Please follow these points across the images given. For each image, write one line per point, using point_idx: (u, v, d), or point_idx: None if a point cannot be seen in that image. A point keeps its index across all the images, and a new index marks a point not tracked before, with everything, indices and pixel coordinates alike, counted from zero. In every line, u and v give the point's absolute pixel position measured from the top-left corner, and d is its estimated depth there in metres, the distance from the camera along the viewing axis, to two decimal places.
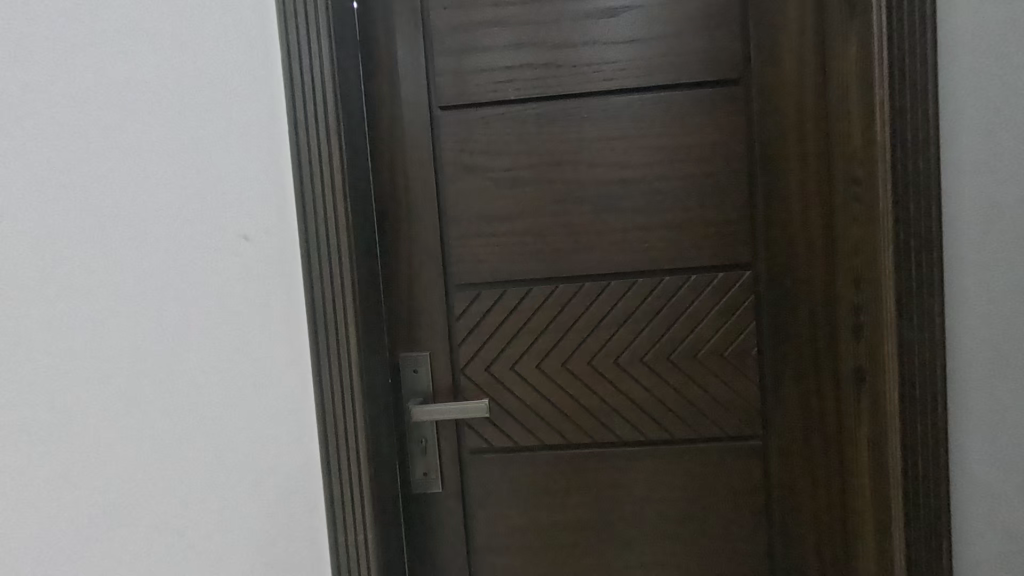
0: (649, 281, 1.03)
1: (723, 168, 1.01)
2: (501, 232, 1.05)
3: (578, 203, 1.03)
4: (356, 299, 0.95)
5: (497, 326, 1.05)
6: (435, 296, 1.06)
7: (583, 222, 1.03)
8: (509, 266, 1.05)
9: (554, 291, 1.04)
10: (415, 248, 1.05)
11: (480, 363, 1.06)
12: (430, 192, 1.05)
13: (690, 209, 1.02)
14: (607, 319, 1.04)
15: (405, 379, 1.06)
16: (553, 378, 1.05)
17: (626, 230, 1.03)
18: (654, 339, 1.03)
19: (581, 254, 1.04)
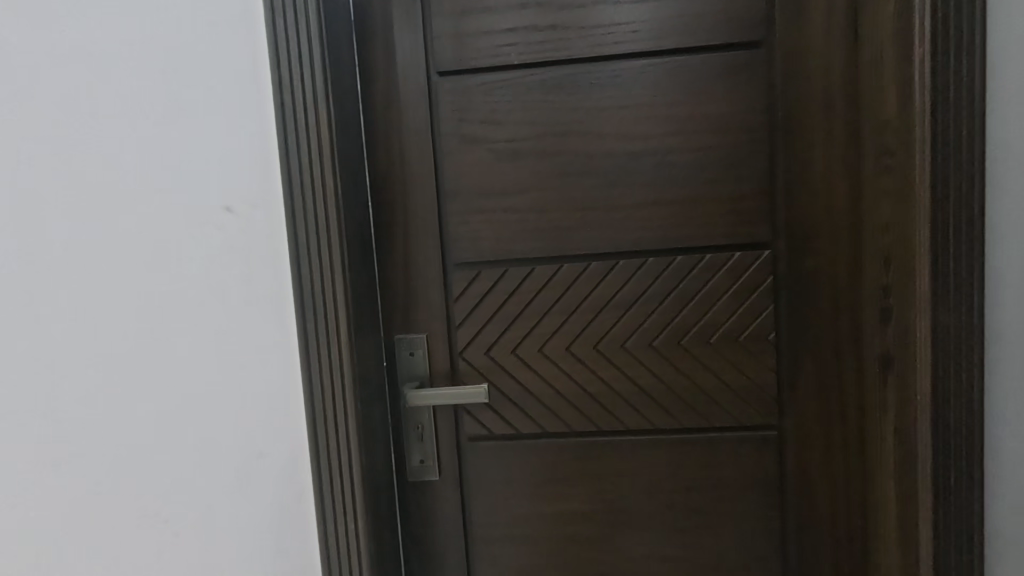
0: (660, 261, 0.96)
1: (742, 139, 0.94)
2: (503, 208, 0.99)
3: (584, 176, 0.97)
4: (346, 286, 0.86)
5: (498, 308, 1.00)
6: (433, 275, 1.00)
7: (591, 197, 0.97)
8: (511, 244, 0.99)
9: (558, 271, 0.98)
10: (410, 224, 0.99)
11: (479, 346, 1.00)
12: (427, 164, 0.98)
13: (705, 183, 0.95)
14: (613, 302, 0.97)
15: (401, 363, 1.01)
16: (556, 364, 0.99)
17: (637, 205, 0.96)
18: (664, 324, 0.97)
19: (587, 232, 0.97)
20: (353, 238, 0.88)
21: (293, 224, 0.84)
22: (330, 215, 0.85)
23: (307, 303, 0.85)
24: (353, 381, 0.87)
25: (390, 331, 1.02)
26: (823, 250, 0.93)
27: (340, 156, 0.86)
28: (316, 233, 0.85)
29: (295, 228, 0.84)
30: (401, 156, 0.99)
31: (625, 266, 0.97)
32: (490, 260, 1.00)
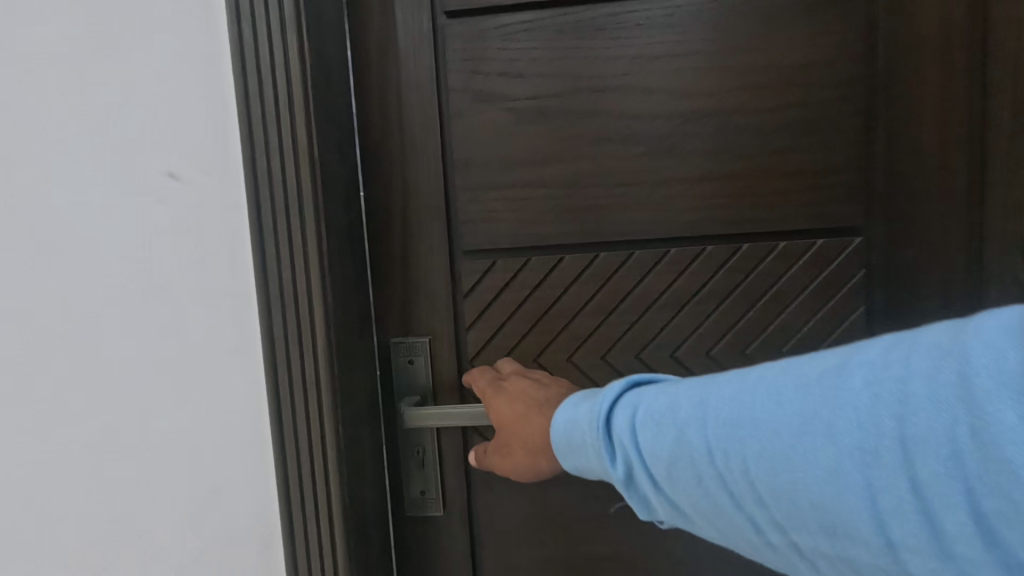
0: (722, 249, 0.77)
1: (828, 96, 0.74)
2: (526, 182, 0.79)
3: (628, 143, 0.77)
4: (326, 280, 0.67)
5: (518, 306, 0.81)
6: (439, 265, 0.81)
7: (636, 168, 0.78)
8: (535, 227, 0.80)
9: (593, 261, 0.79)
10: (411, 201, 0.80)
11: (494, 353, 0.82)
12: (432, 129, 0.79)
13: (780, 152, 0.75)
14: (662, 300, 0.79)
15: (397, 373, 0.83)
16: (589, 375, 0.81)
17: (694, 180, 0.77)
18: (725, 328, 0.78)
19: (631, 213, 0.78)
20: (339, 218, 0.69)
21: (258, 200, 0.65)
22: (305, 190, 0.65)
23: (279, 300, 0.66)
24: (334, 401, 0.68)
25: (386, 333, 0.83)
26: (933, 237, 0.74)
27: (321, 113, 0.66)
28: (286, 211, 0.65)
29: (260, 205, 0.65)
30: (400, 117, 0.80)
31: (678, 256, 0.78)
32: (509, 247, 0.81)
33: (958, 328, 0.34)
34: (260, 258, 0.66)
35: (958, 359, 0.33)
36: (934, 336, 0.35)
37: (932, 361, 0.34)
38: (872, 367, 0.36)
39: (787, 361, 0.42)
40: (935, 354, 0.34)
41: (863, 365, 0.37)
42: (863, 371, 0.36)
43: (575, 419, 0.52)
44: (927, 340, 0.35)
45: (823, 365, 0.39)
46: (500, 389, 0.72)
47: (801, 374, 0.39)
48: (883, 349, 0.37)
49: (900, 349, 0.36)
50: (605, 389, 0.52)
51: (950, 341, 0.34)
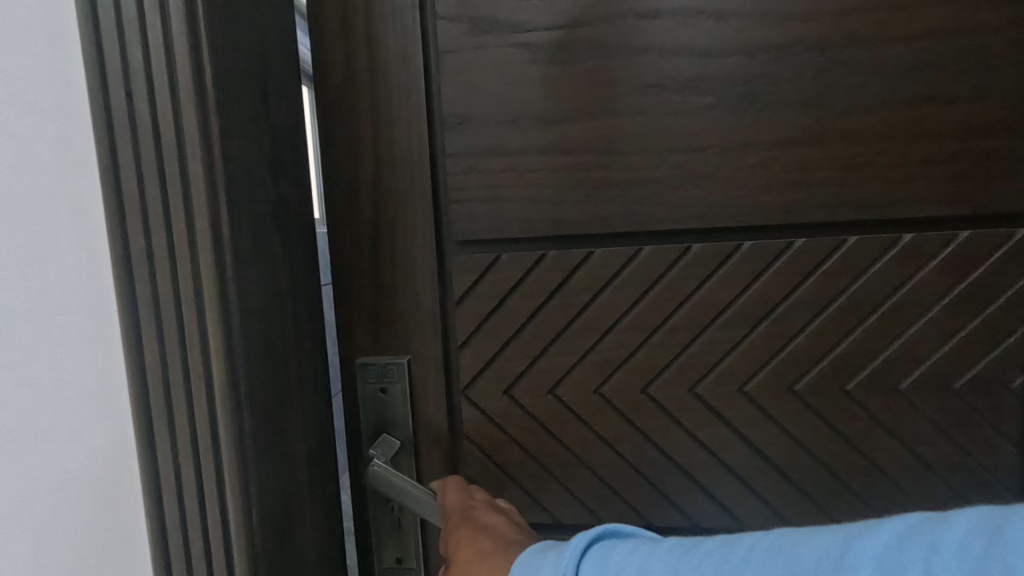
0: (819, 244, 0.55)
1: (985, 25, 0.51)
2: (543, 147, 0.57)
3: (689, 92, 0.55)
4: (225, 300, 0.44)
5: (528, 319, 0.59)
6: (421, 263, 0.59)
7: (699, 128, 0.55)
8: (554, 210, 0.58)
9: (634, 259, 0.58)
10: (383, 171, 0.58)
11: (495, 381, 0.61)
12: (412, 74, 0.57)
13: (909, 107, 0.52)
14: (729, 315, 0.57)
15: (365, 404, 0.61)
16: (623, 414, 0.60)
17: (784, 144, 0.54)
18: (817, 354, 0.56)
19: (691, 191, 0.56)
20: (256, 200, 0.47)
21: (118, 173, 0.42)
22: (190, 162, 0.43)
23: (155, 325, 0.44)
24: (242, 476, 0.46)
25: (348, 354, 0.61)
26: None
27: (224, 43, 0.44)
28: (164, 192, 0.43)
29: (122, 182, 0.43)
30: (368, 54, 0.57)
31: (755, 252, 0.56)
32: (518, 238, 0.59)
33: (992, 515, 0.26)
34: (120, 256, 0.43)
35: (992, 561, 0.24)
36: (959, 524, 0.27)
37: (962, 556, 0.25)
38: (875, 555, 0.27)
39: (780, 536, 0.32)
40: (957, 543, 0.26)
41: (866, 552, 0.28)
42: (865, 561, 0.28)
43: (541, 565, 0.42)
44: (956, 526, 0.27)
45: (821, 544, 0.30)
46: (466, 521, 0.53)
47: (797, 552, 0.30)
48: (902, 530, 0.28)
49: (914, 535, 0.27)
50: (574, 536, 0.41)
51: (982, 531, 0.25)
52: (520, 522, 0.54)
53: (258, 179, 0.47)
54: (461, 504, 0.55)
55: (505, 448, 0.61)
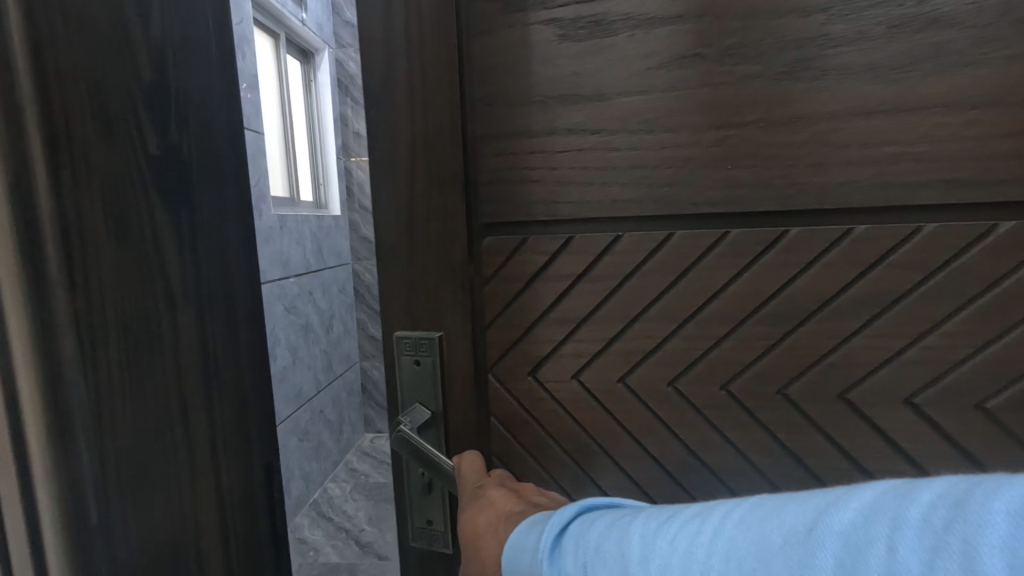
0: (885, 231, 0.47)
1: None
2: (573, 127, 0.55)
3: (732, 61, 0.49)
4: (48, 320, 0.23)
5: (554, 302, 0.59)
6: (450, 244, 0.58)
7: (744, 100, 0.49)
8: (582, 192, 0.56)
9: (663, 245, 0.54)
10: (417, 148, 0.57)
11: (520, 361, 0.61)
12: (438, 53, 0.55)
13: (1015, 67, 0.43)
14: (769, 310, 0.51)
15: (402, 374, 0.61)
16: (648, 406, 0.57)
17: (847, 115, 0.47)
18: (875, 359, 0.49)
19: (733, 171, 0.51)
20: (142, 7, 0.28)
21: None
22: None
23: None
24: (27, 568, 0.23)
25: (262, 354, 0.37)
26: None
27: None
28: None
29: None
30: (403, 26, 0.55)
31: (805, 239, 0.49)
32: (544, 221, 0.58)
33: (957, 487, 0.22)
34: None
35: (953, 537, 0.20)
36: (926, 495, 0.22)
37: (925, 532, 0.21)
38: (841, 533, 0.23)
39: (756, 508, 0.28)
40: (920, 518, 0.21)
41: (832, 528, 0.24)
42: (831, 538, 0.23)
43: (528, 538, 0.39)
44: (920, 499, 0.22)
45: (788, 516, 0.26)
46: (475, 498, 0.52)
47: (764, 529, 0.26)
48: (868, 505, 0.24)
49: (880, 510, 0.23)
50: (560, 509, 0.38)
51: (946, 503, 0.21)
52: (526, 493, 0.52)
53: (95, 94, 0.25)
54: (470, 483, 0.55)
55: (528, 430, 0.62)
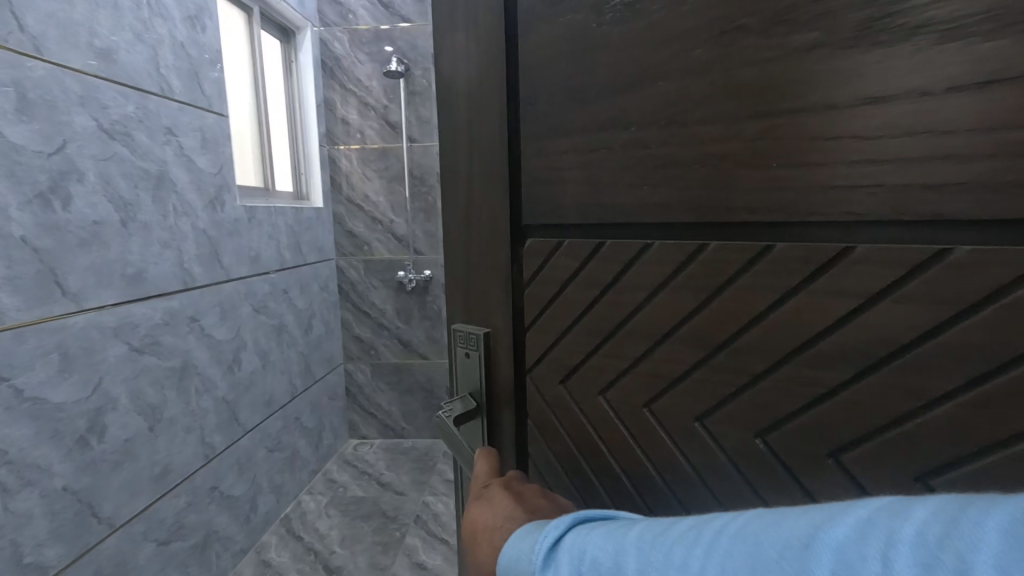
0: (1009, 255, 0.23)
1: None
2: (594, 127, 0.36)
3: (781, 30, 0.27)
4: None
5: (586, 309, 0.40)
6: (496, 236, 0.44)
7: (807, 81, 0.27)
8: (608, 187, 0.36)
9: (695, 257, 0.33)
10: (459, 115, 0.45)
11: (554, 366, 0.43)
12: (486, 39, 0.41)
13: None
14: (817, 349, 0.29)
15: (457, 365, 0.51)
16: (677, 444, 0.36)
17: (1017, 96, 0.22)
18: (976, 441, 0.24)
19: (784, 174, 0.28)
20: None
21: None
22: None
23: None
24: None
25: None
26: None
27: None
28: None
29: None
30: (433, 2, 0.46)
31: (880, 256, 0.26)
32: (578, 224, 0.39)
33: (952, 500, 0.15)
34: None
35: (945, 554, 0.14)
36: (922, 507, 0.15)
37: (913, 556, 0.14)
38: (834, 551, 0.16)
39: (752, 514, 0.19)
40: (911, 536, 0.15)
41: (827, 546, 0.16)
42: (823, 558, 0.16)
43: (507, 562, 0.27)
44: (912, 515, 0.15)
45: (775, 531, 0.18)
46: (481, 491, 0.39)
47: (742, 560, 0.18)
48: (860, 519, 0.16)
49: (875, 526, 0.16)
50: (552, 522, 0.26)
51: (941, 519, 0.14)
52: (530, 500, 0.37)
53: None
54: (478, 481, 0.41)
55: (559, 441, 0.44)
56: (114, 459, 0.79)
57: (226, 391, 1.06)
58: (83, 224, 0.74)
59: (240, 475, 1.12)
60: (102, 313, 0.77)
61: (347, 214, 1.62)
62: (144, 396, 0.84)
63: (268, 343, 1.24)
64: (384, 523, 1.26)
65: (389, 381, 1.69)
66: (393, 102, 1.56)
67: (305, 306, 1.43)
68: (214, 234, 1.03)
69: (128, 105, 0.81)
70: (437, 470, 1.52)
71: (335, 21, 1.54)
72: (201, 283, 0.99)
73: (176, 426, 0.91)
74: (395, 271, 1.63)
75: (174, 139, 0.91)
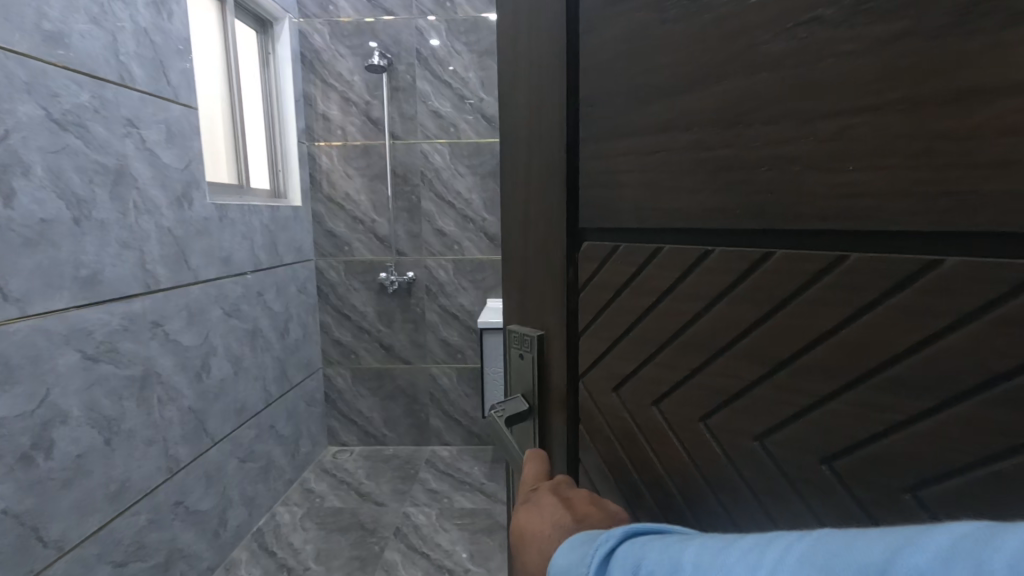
0: None
1: None
2: (649, 129, 0.30)
3: (848, 20, 0.22)
4: None
5: (639, 317, 0.34)
6: (549, 242, 0.39)
7: (884, 72, 0.21)
8: (668, 182, 0.30)
9: (753, 272, 0.26)
10: (521, 101, 0.40)
11: (608, 373, 0.37)
12: (548, 24, 0.37)
13: None
14: (893, 372, 0.22)
15: (512, 366, 0.46)
16: (735, 463, 0.28)
17: None
18: None
19: (864, 181, 0.22)
20: None
21: None
22: None
23: None
24: None
25: None
26: None
27: None
28: None
29: None
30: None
31: (972, 274, 0.20)
32: (635, 230, 0.33)
33: None
34: None
35: None
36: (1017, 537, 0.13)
37: None
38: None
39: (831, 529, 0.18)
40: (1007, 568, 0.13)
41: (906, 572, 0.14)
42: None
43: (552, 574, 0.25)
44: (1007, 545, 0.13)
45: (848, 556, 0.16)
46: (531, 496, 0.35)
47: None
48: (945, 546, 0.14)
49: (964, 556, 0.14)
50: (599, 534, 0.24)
51: None
52: (580, 508, 0.31)
53: None
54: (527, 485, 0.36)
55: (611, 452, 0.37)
56: (64, 476, 0.73)
57: (192, 401, 1.00)
58: (28, 223, 0.68)
59: (208, 488, 1.06)
60: (49, 320, 0.71)
61: (327, 213, 1.56)
62: (98, 408, 0.78)
63: (241, 348, 1.18)
64: (362, 537, 1.21)
65: (370, 386, 1.64)
66: (376, 97, 1.51)
67: (281, 309, 1.37)
68: (181, 233, 0.97)
69: (82, 95, 0.76)
70: (419, 479, 1.47)
71: (315, 12, 1.48)
72: (165, 286, 0.92)
73: (136, 438, 0.85)
74: (377, 273, 1.58)
75: (136, 132, 0.85)
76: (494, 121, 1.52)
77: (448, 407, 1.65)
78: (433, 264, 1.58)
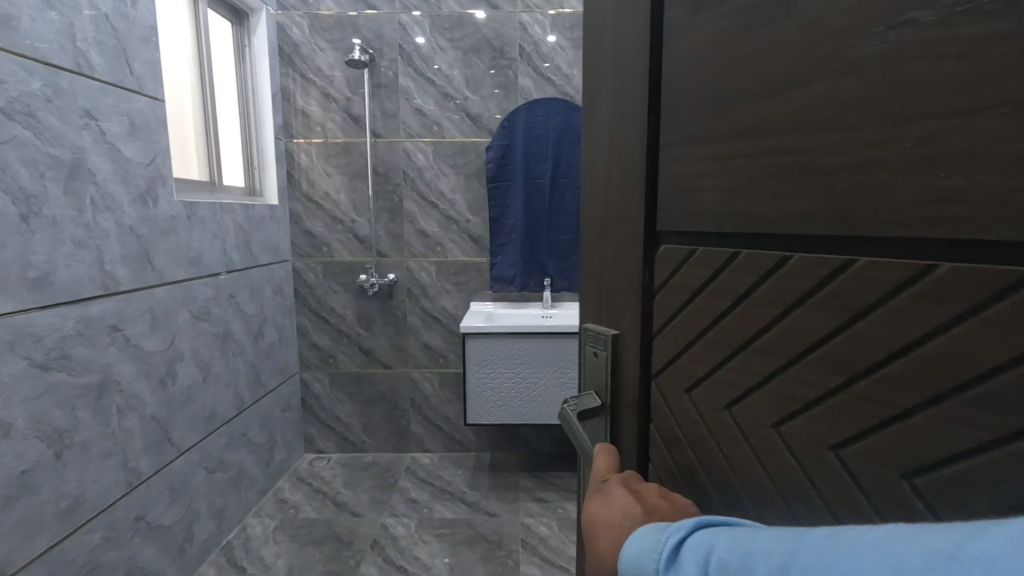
0: None
1: None
2: (727, 125, 0.27)
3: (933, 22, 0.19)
4: None
5: (715, 319, 0.30)
6: (626, 244, 0.36)
7: (982, 71, 0.17)
8: (750, 176, 0.26)
9: (837, 275, 0.23)
10: (604, 95, 0.37)
11: (681, 377, 0.33)
12: (630, 12, 0.34)
13: None
14: (990, 390, 0.18)
15: (586, 365, 0.43)
16: (806, 469, 0.25)
17: None
18: None
19: (955, 188, 0.18)
20: None
21: None
22: None
23: None
24: None
25: None
26: None
27: None
28: None
29: None
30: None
31: None
32: (712, 234, 0.30)
33: None
34: None
35: None
36: None
37: None
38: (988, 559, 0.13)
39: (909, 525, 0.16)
40: None
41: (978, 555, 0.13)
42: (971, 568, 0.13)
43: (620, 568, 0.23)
44: None
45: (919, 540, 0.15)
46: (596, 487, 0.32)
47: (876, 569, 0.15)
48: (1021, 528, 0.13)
49: None
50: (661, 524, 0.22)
51: None
52: (649, 499, 0.28)
53: None
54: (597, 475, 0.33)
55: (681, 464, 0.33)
56: (7, 493, 0.68)
57: (155, 408, 0.94)
58: None
59: (172, 502, 1.00)
60: None
61: (305, 213, 1.51)
62: (47, 419, 0.73)
63: (211, 353, 1.12)
64: (337, 550, 1.16)
65: (349, 392, 1.59)
66: (357, 94, 1.46)
67: (255, 312, 1.31)
68: (145, 232, 0.91)
69: (33, 82, 0.70)
70: (399, 488, 1.42)
71: (294, 4, 1.43)
72: (127, 288, 0.87)
73: (90, 451, 0.80)
74: (357, 274, 1.53)
75: (95, 123, 0.80)
76: (478, 120, 1.48)
77: (429, 413, 1.60)
78: (415, 266, 1.54)
